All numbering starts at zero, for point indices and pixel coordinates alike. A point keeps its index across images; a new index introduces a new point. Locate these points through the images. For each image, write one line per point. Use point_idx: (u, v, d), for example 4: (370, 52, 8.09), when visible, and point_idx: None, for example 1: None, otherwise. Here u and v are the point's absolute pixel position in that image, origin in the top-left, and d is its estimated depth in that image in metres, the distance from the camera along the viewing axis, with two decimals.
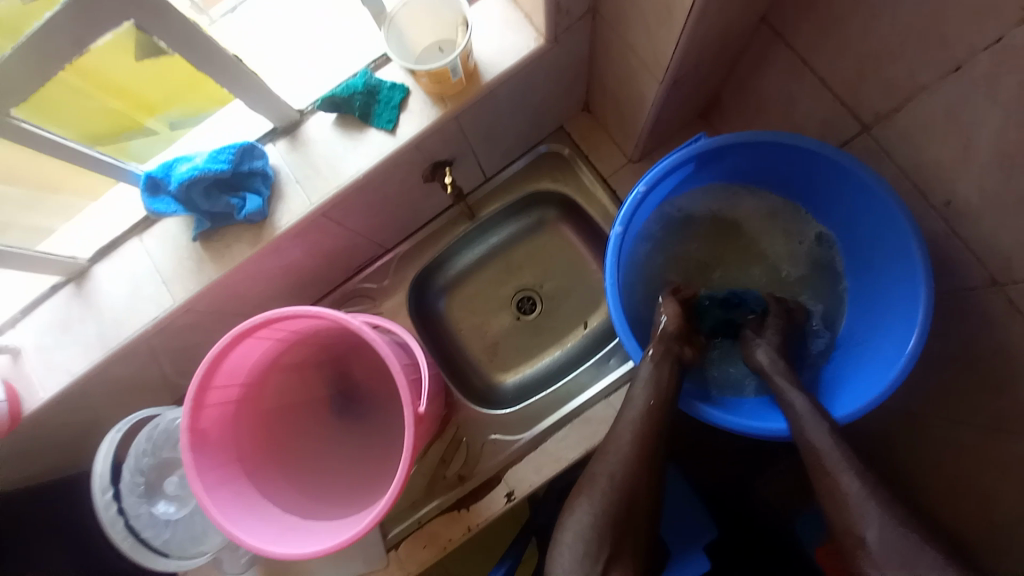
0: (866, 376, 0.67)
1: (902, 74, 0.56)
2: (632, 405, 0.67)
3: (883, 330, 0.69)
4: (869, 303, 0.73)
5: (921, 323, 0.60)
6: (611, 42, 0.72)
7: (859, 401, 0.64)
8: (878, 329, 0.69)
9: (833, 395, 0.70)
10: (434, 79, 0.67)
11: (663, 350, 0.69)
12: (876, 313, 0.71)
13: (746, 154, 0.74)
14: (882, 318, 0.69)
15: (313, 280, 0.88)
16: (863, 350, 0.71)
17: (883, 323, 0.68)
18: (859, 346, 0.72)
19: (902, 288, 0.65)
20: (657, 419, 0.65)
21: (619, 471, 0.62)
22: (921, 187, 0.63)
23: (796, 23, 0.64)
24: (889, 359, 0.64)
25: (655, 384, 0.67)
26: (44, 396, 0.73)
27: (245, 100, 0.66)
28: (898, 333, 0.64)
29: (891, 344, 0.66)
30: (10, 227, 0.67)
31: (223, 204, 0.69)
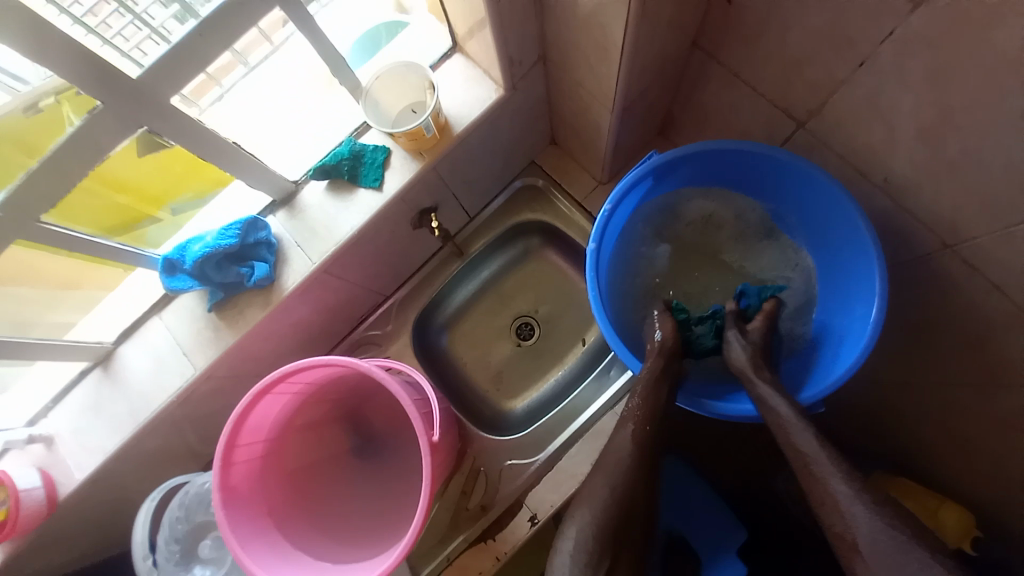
0: (841, 352, 0.72)
1: (819, 74, 0.63)
2: (627, 414, 0.69)
3: (849, 306, 0.74)
4: (835, 283, 0.78)
5: (880, 293, 0.65)
6: (564, 81, 0.80)
7: (838, 374, 0.68)
8: (849, 307, 0.74)
9: (816, 373, 0.75)
10: (412, 137, 0.75)
11: (661, 364, 0.72)
12: (843, 293, 0.76)
13: (700, 163, 0.81)
14: (851, 294, 0.73)
15: (321, 334, 0.93)
16: (837, 328, 0.76)
17: (853, 298, 0.73)
18: (834, 325, 0.76)
19: (858, 264, 0.70)
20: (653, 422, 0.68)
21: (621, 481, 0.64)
22: (862, 168, 0.69)
23: (722, 43, 0.72)
24: (860, 332, 0.69)
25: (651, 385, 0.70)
26: (79, 476, 0.77)
27: (245, 180, 0.74)
28: (866, 305, 0.69)
29: (859, 317, 0.71)
30: (34, 325, 0.72)
31: (234, 273, 0.75)
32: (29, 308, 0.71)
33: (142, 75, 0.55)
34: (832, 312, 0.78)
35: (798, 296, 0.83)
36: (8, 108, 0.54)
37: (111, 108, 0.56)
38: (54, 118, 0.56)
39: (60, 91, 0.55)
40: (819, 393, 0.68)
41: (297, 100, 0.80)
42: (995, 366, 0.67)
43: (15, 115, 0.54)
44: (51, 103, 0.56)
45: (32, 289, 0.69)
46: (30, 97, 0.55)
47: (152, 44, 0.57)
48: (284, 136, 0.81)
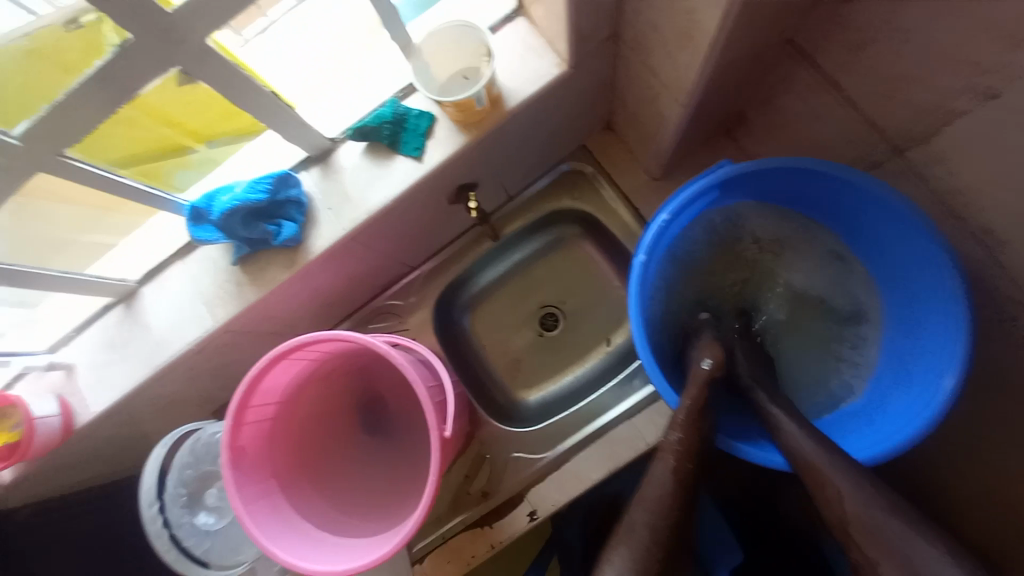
0: (903, 413, 0.65)
1: (935, 96, 0.55)
2: (663, 444, 0.64)
3: (923, 360, 0.67)
4: (910, 332, 0.70)
5: (958, 355, 0.58)
6: (633, 65, 0.72)
7: (904, 435, 0.62)
8: (920, 361, 0.67)
9: (867, 432, 0.68)
10: (459, 109, 0.69)
11: (703, 397, 0.66)
12: (917, 346, 0.68)
13: (774, 179, 0.73)
14: (927, 345, 0.66)
15: (343, 298, 0.91)
16: (907, 380, 0.68)
17: (929, 351, 0.65)
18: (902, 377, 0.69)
19: (940, 316, 0.63)
20: (694, 457, 0.62)
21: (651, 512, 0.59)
22: (959, 210, 0.60)
23: (822, 43, 0.63)
24: (930, 395, 0.62)
25: (693, 416, 0.65)
26: (93, 409, 0.78)
27: (283, 134, 0.70)
28: (944, 360, 0.62)
29: (932, 378, 0.63)
30: (67, 250, 0.72)
31: (260, 231, 0.72)
32: (62, 232, 0.70)
33: (176, 11, 0.50)
34: (901, 362, 0.71)
35: (853, 347, 0.77)
36: (50, 22, 0.51)
37: (143, 45, 0.52)
38: (91, 37, 0.52)
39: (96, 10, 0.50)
40: (879, 456, 0.61)
41: (345, 46, 0.73)
42: None
43: (57, 30, 0.51)
44: (91, 21, 0.51)
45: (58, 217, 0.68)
46: (72, 10, 0.50)
47: None
48: (326, 89, 0.76)
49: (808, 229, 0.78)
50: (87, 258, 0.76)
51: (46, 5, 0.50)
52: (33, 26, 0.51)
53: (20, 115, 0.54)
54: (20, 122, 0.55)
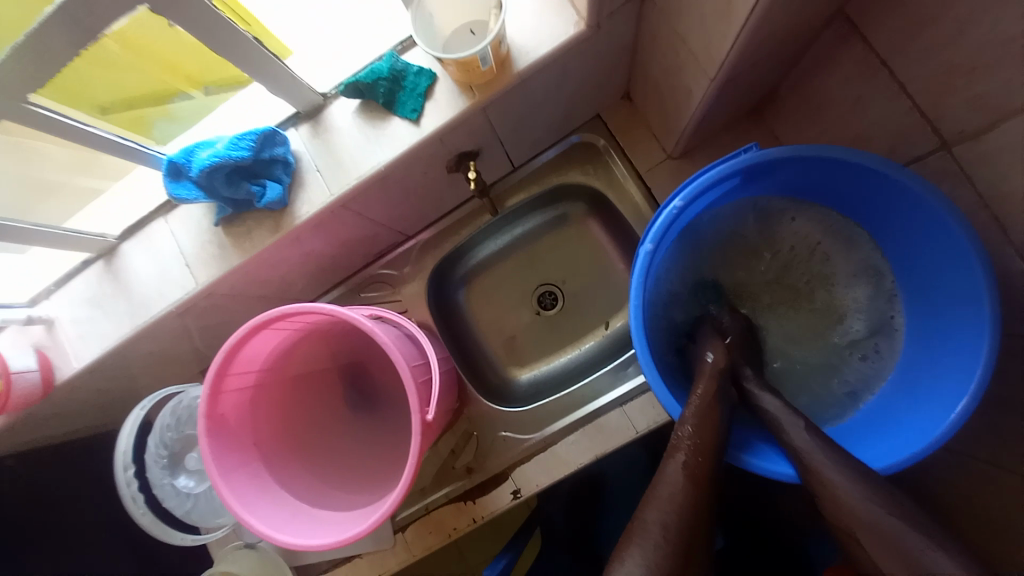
0: (911, 427, 0.62)
1: (999, 89, 0.48)
2: (676, 444, 0.58)
3: (936, 371, 0.63)
4: (927, 343, 0.66)
5: (979, 374, 0.54)
6: (659, 29, 0.65)
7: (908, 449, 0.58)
8: (935, 373, 0.63)
9: (871, 444, 0.65)
10: (463, 68, 0.62)
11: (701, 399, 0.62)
12: (933, 358, 0.64)
13: (801, 169, 0.67)
14: (943, 356, 0.62)
15: (335, 265, 0.87)
16: (915, 391, 0.65)
17: (946, 362, 0.61)
18: (911, 387, 0.66)
19: (964, 328, 0.58)
20: (706, 455, 0.57)
21: (672, 514, 0.52)
22: (1003, 218, 0.54)
23: (878, 17, 0.56)
24: (943, 412, 0.58)
25: (699, 414, 0.60)
26: (76, 365, 0.76)
27: (268, 88, 0.64)
28: (961, 373, 0.58)
29: (947, 393, 0.59)
30: (57, 194, 0.73)
31: (244, 191, 0.67)
32: (52, 171, 0.71)
33: None
34: (912, 371, 0.67)
35: (862, 359, 0.73)
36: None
37: None
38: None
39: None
40: (893, 467, 0.57)
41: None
42: None
43: None
44: None
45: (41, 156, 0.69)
46: None
47: None
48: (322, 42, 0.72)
49: (829, 230, 0.74)
50: (67, 209, 0.74)
51: None
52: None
53: None
54: None
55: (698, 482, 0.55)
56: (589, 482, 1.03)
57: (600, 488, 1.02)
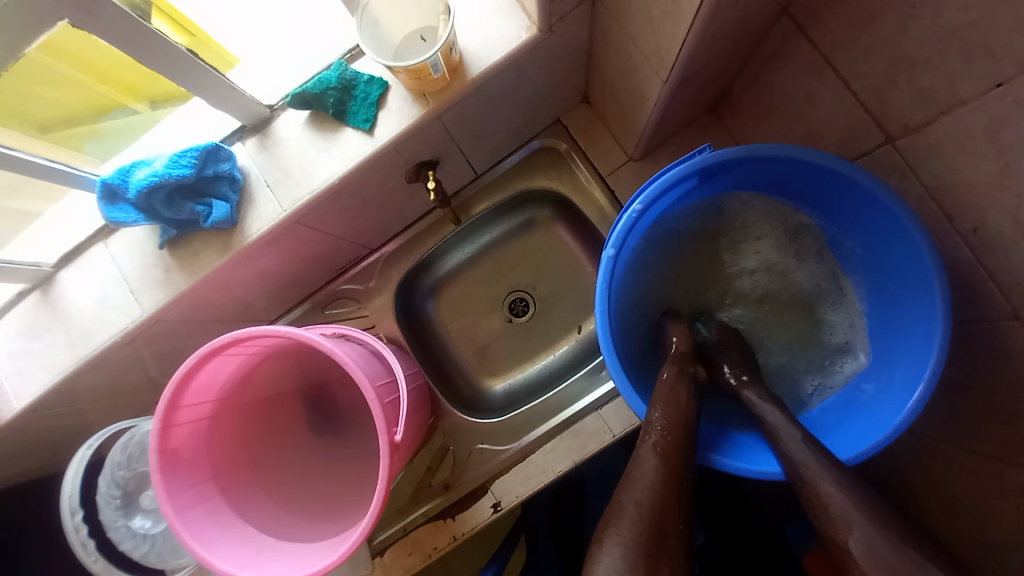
0: (872, 418, 0.63)
1: (939, 84, 0.49)
2: (648, 426, 0.59)
3: (893, 361, 0.64)
4: (887, 333, 0.67)
5: (936, 359, 0.55)
6: (612, 32, 0.65)
7: (872, 440, 0.59)
8: (891, 361, 0.65)
9: (843, 433, 0.65)
10: (414, 76, 0.60)
11: (675, 397, 0.62)
12: (890, 348, 0.65)
13: (757, 168, 0.68)
14: (900, 346, 0.63)
15: (295, 282, 0.84)
16: (875, 379, 0.66)
17: (901, 351, 0.63)
18: (872, 376, 0.67)
19: (917, 317, 0.60)
20: (673, 433, 0.58)
21: (647, 492, 0.52)
22: (947, 209, 0.56)
23: (821, 16, 0.57)
24: (902, 398, 0.59)
25: (670, 404, 0.61)
26: (16, 405, 0.71)
27: (206, 99, 0.61)
28: (915, 359, 0.60)
29: (904, 382, 0.61)
30: None
31: (187, 211, 0.64)
32: None
33: None
34: (874, 361, 0.68)
35: (832, 352, 0.73)
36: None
37: None
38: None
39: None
40: (858, 457, 0.58)
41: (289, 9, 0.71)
42: None
43: None
44: None
45: None
46: None
47: None
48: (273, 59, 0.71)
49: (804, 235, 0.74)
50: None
51: None
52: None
53: None
54: None
55: (668, 460, 0.55)
56: (570, 487, 1.02)
57: (582, 492, 1.01)
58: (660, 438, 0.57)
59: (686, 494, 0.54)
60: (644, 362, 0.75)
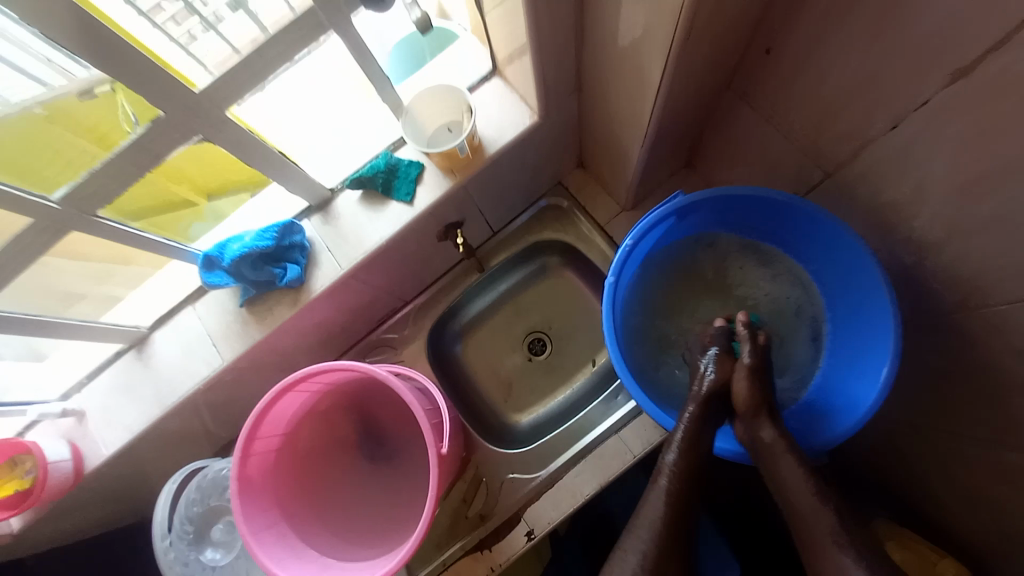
0: (838, 421, 0.74)
1: (852, 129, 0.64)
2: (661, 469, 0.68)
3: (860, 348, 0.75)
4: (854, 324, 0.77)
5: (896, 341, 0.65)
6: (597, 111, 0.82)
7: (858, 416, 0.69)
8: (857, 354, 0.75)
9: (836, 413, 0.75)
10: (446, 157, 0.78)
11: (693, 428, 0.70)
12: (857, 338, 0.76)
13: (725, 203, 0.82)
14: (865, 338, 0.73)
15: (342, 332, 0.97)
16: (852, 365, 0.76)
17: (866, 341, 0.73)
18: (851, 363, 0.77)
19: (870, 309, 0.71)
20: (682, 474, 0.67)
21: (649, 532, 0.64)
22: (885, 224, 0.69)
23: (756, 87, 0.74)
24: (874, 377, 0.69)
25: (688, 437, 0.69)
26: (104, 452, 0.82)
27: (287, 185, 0.77)
28: (878, 345, 0.70)
29: (871, 367, 0.71)
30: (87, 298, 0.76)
31: (267, 273, 0.78)
32: (80, 283, 0.73)
33: (203, 88, 0.59)
34: (849, 353, 0.77)
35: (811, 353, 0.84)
36: (64, 91, 0.54)
37: (173, 119, 0.59)
38: (107, 105, 0.56)
39: (115, 81, 0.54)
40: (840, 438, 0.69)
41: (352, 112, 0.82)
42: None
43: (70, 98, 0.55)
44: (106, 90, 0.55)
45: (73, 272, 0.71)
46: (84, 81, 0.54)
47: (200, 28, 0.55)
48: (337, 150, 0.84)
49: (789, 264, 0.86)
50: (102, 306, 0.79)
51: (56, 77, 0.53)
52: (42, 96, 0.54)
53: (57, 181, 0.59)
54: (57, 187, 0.59)
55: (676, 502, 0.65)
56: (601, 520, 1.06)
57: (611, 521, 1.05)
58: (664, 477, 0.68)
59: (693, 508, 0.67)
60: (647, 374, 0.86)
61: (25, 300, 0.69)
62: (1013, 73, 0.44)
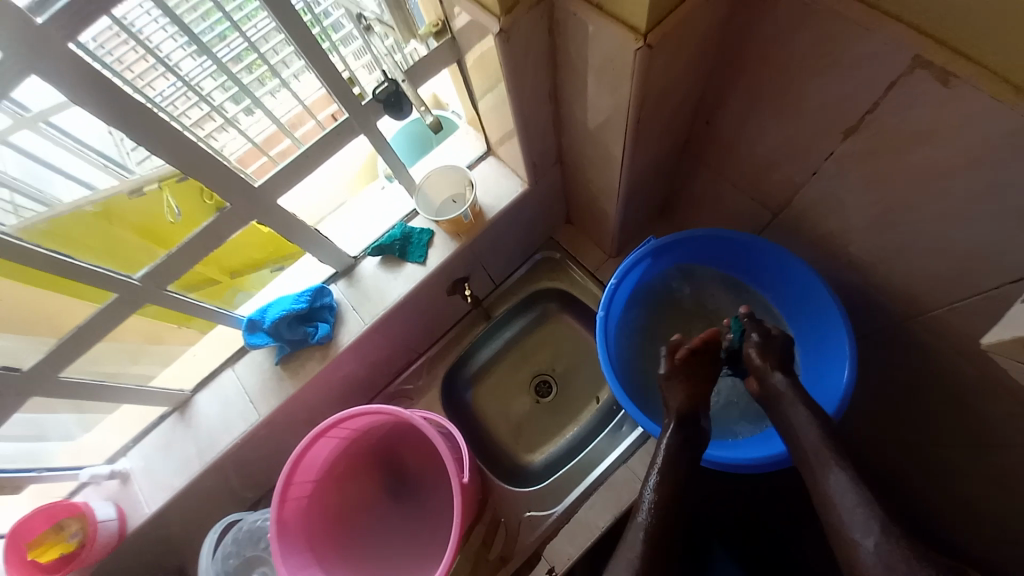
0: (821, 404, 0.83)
1: (784, 178, 0.78)
2: (642, 505, 0.73)
3: (821, 353, 0.86)
4: (811, 334, 0.89)
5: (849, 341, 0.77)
6: (577, 177, 0.98)
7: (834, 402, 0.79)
8: (822, 359, 0.86)
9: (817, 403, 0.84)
10: (453, 223, 0.92)
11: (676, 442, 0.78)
12: (817, 345, 0.88)
13: (694, 245, 0.95)
14: (826, 346, 0.85)
15: (364, 385, 1.06)
16: (818, 369, 0.87)
17: (826, 347, 0.85)
18: (816, 369, 0.88)
19: (824, 319, 0.83)
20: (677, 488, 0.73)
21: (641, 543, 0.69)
22: (830, 252, 0.81)
23: (704, 151, 0.89)
24: (837, 374, 0.80)
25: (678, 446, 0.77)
26: (147, 511, 0.88)
27: (319, 255, 0.90)
28: (835, 347, 0.82)
29: (834, 367, 0.82)
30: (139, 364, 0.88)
31: (301, 332, 0.90)
32: (120, 361, 0.85)
33: (262, 184, 0.73)
34: (814, 361, 0.89)
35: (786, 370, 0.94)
36: (115, 191, 0.67)
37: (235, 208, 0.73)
38: (155, 200, 0.69)
39: (162, 178, 0.68)
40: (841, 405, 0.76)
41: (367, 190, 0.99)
42: (974, 429, 0.76)
43: (122, 196, 0.68)
44: (154, 188, 0.68)
45: (119, 350, 0.83)
46: (136, 182, 0.67)
47: (197, 110, 0.65)
48: (355, 223, 0.98)
49: (760, 294, 0.97)
50: (149, 373, 0.91)
51: (111, 181, 0.66)
52: (95, 197, 0.66)
53: (139, 263, 0.73)
54: (140, 267, 0.74)
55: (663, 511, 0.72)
56: None
57: None
58: (655, 493, 0.73)
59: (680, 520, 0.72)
60: (641, 397, 0.95)
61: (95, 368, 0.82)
62: (887, 130, 0.58)
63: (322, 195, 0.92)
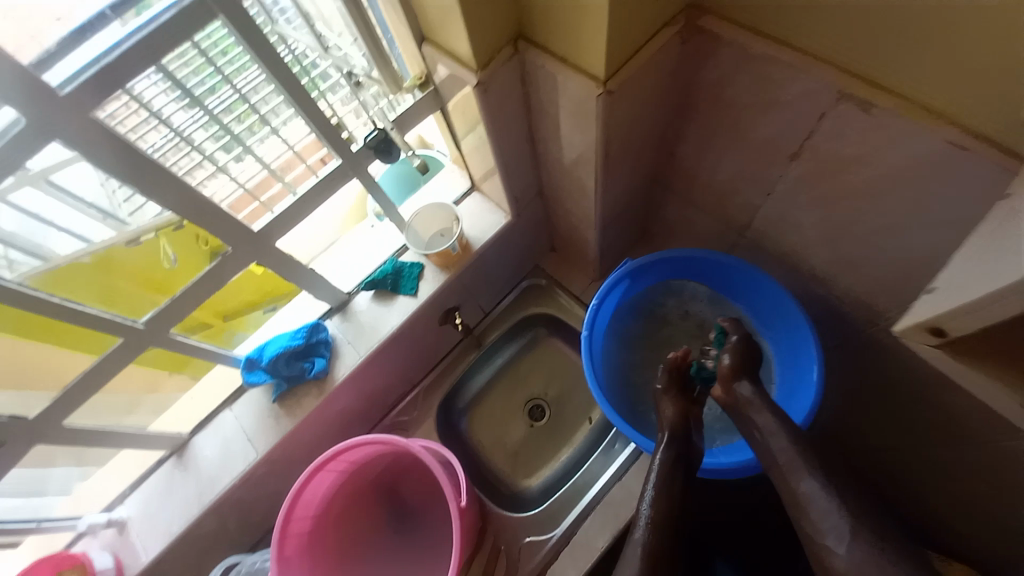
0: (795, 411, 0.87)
1: (745, 201, 0.85)
2: (639, 521, 0.75)
3: (794, 361, 0.91)
4: (784, 345, 0.94)
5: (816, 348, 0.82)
6: (557, 208, 1.04)
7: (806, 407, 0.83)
8: (793, 366, 0.92)
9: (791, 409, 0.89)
10: (442, 256, 0.97)
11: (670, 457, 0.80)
12: (790, 354, 0.93)
13: (672, 264, 1.00)
14: (798, 354, 0.90)
15: (361, 418, 1.08)
16: (792, 377, 0.92)
17: (798, 354, 0.90)
18: (791, 376, 0.92)
19: (794, 328, 0.89)
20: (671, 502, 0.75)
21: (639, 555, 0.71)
22: (794, 266, 0.87)
23: (672, 179, 0.96)
24: (809, 379, 0.85)
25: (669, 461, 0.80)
26: (144, 558, 0.88)
27: (315, 293, 0.94)
28: (806, 354, 0.87)
29: (806, 373, 0.87)
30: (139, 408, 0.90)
31: (298, 367, 0.93)
32: (114, 410, 0.86)
33: (260, 228, 0.78)
34: (789, 369, 0.93)
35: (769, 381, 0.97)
36: (112, 242, 0.70)
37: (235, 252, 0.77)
38: (152, 248, 0.73)
39: (159, 228, 0.72)
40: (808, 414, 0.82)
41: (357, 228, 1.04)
42: None
43: (120, 246, 0.71)
44: (150, 237, 0.72)
45: (115, 396, 0.85)
46: (133, 233, 0.71)
47: (187, 159, 0.70)
48: (348, 258, 1.03)
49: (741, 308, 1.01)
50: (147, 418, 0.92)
51: (110, 233, 0.70)
52: (92, 248, 0.70)
53: (140, 307, 0.77)
54: (143, 310, 0.77)
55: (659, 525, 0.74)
56: None
57: None
58: (653, 509, 0.75)
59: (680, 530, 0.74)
60: (631, 413, 0.98)
61: (96, 416, 0.84)
62: (825, 155, 0.65)
63: (314, 235, 0.98)
